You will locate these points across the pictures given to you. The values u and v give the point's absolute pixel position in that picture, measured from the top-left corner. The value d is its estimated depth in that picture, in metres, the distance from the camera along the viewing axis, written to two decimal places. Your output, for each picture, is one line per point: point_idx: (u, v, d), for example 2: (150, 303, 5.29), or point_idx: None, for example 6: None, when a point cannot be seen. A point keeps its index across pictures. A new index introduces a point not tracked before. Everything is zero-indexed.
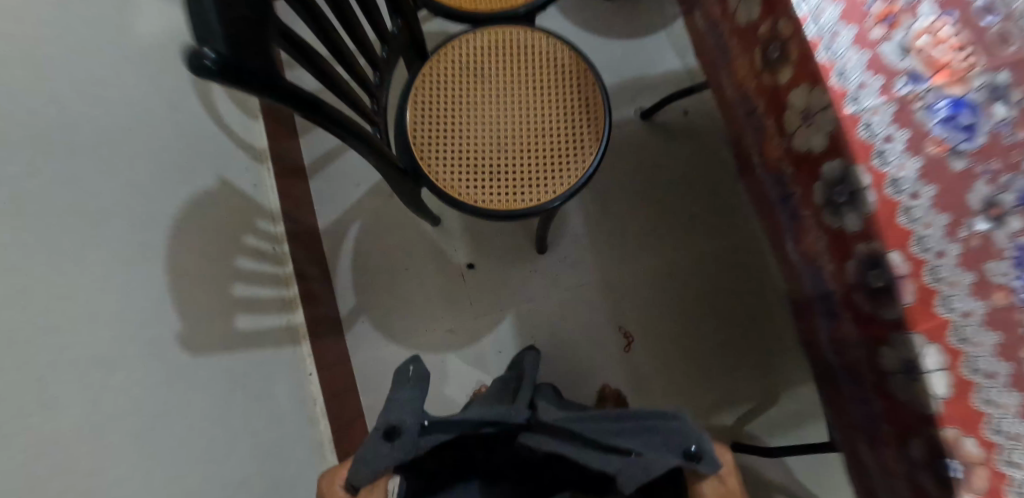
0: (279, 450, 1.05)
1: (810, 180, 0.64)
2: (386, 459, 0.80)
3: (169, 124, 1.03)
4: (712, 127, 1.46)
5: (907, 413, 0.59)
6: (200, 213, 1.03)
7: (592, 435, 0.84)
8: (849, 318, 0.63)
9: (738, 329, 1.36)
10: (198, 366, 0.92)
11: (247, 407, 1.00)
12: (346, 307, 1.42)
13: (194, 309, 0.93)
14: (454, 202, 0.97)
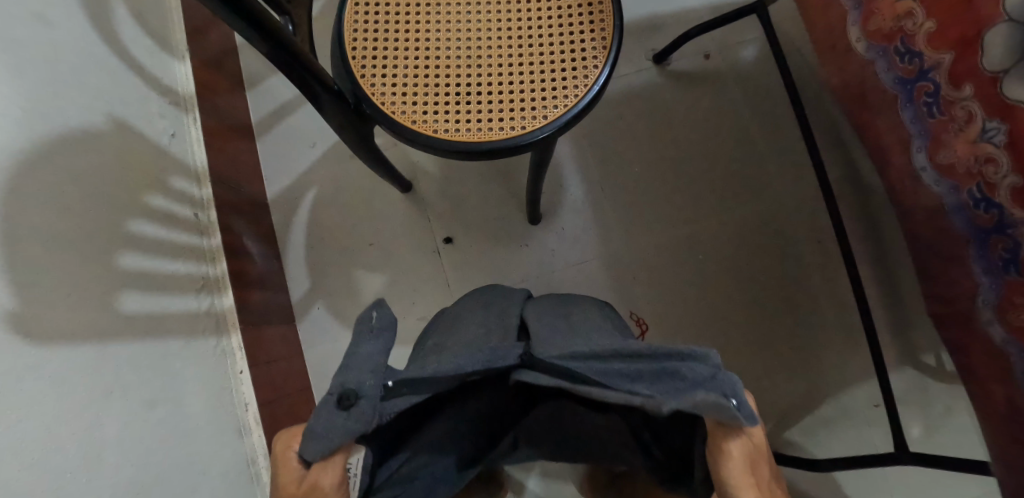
0: (188, 474, 0.79)
1: (976, 63, 0.51)
2: (340, 435, 0.57)
3: (25, 44, 0.76)
4: (745, 71, 1.16)
5: None
6: (68, 158, 0.77)
7: (594, 375, 0.60)
8: None
9: (781, 314, 1.09)
10: (45, 365, 0.66)
11: (136, 417, 0.75)
12: (297, 290, 1.15)
13: (38, 285, 0.67)
14: (410, 133, 0.72)
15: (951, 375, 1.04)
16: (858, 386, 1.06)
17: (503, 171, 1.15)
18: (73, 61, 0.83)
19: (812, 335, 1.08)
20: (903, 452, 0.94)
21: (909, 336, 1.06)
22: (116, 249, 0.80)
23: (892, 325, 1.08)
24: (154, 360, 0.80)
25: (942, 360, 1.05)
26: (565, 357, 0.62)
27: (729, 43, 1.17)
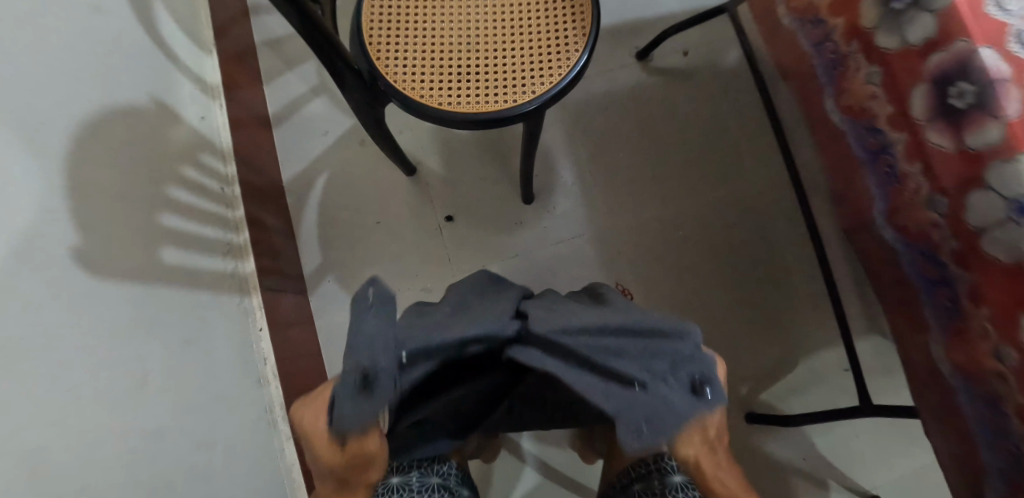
0: (213, 409, 0.89)
1: (855, 22, 0.63)
2: (370, 414, 0.60)
3: (86, 30, 0.88)
4: (719, 67, 1.28)
5: (987, 260, 0.55)
6: (118, 128, 0.89)
7: (585, 352, 0.62)
8: (919, 167, 0.60)
9: (754, 287, 1.19)
10: (101, 297, 0.76)
11: (173, 352, 0.85)
12: (309, 264, 1.25)
13: (96, 232, 0.78)
14: (416, 105, 0.84)
15: None
16: (822, 352, 1.17)
17: (501, 158, 1.26)
18: (123, 47, 0.95)
19: (781, 307, 1.18)
20: (867, 405, 1.03)
21: (874, 307, 1.15)
22: (156, 209, 0.91)
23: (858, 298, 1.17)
24: (187, 308, 0.91)
25: None
26: (560, 332, 0.64)
27: (706, 42, 1.29)
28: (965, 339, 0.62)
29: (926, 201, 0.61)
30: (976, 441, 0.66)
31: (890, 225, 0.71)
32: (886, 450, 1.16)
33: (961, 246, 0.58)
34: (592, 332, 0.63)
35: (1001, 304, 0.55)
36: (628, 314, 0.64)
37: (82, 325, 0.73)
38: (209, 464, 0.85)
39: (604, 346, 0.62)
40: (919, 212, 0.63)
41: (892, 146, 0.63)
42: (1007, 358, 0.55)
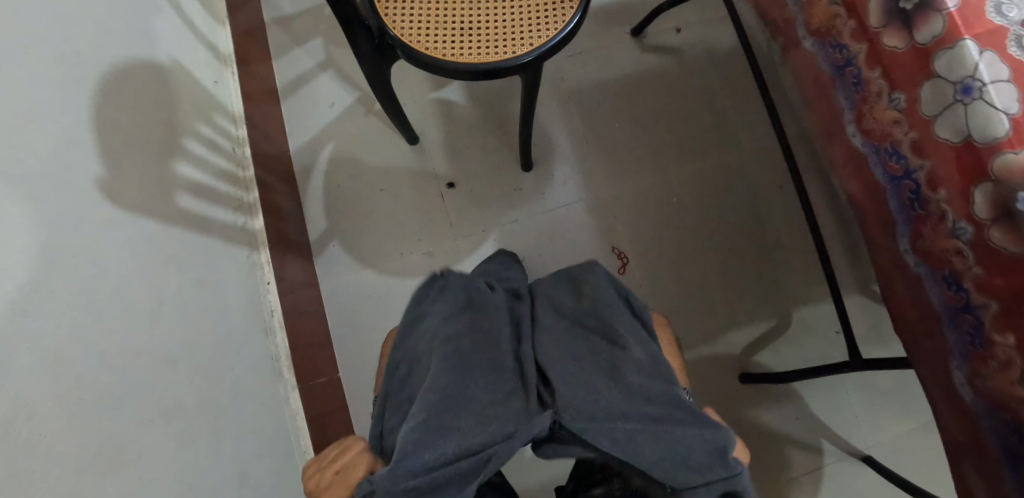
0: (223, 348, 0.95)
1: None
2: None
3: None
4: (711, 44, 1.33)
5: (947, 149, 0.51)
6: (139, 80, 0.94)
7: (620, 457, 0.63)
8: (874, 73, 0.57)
9: (744, 252, 1.24)
10: (116, 228, 0.82)
11: (184, 290, 0.90)
12: (315, 229, 1.28)
13: (116, 169, 0.84)
14: (421, 58, 0.92)
15: None
16: (811, 313, 1.21)
17: (502, 130, 1.31)
18: (145, 8, 1.01)
19: (771, 272, 1.23)
20: (857, 360, 1.05)
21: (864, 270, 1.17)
22: (176, 158, 0.97)
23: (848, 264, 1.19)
24: (201, 252, 0.96)
25: None
26: (592, 437, 0.64)
27: (697, 20, 1.35)
28: (919, 236, 0.55)
29: (886, 99, 0.56)
30: (942, 355, 0.57)
31: (849, 130, 0.62)
32: (879, 412, 1.18)
33: (917, 137, 0.54)
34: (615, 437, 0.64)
35: (963, 186, 0.50)
36: (658, 409, 0.65)
37: (101, 246, 0.79)
38: (216, 398, 0.90)
39: (639, 448, 0.63)
40: (876, 111, 0.58)
41: (850, 55, 0.60)
42: (968, 237, 0.51)
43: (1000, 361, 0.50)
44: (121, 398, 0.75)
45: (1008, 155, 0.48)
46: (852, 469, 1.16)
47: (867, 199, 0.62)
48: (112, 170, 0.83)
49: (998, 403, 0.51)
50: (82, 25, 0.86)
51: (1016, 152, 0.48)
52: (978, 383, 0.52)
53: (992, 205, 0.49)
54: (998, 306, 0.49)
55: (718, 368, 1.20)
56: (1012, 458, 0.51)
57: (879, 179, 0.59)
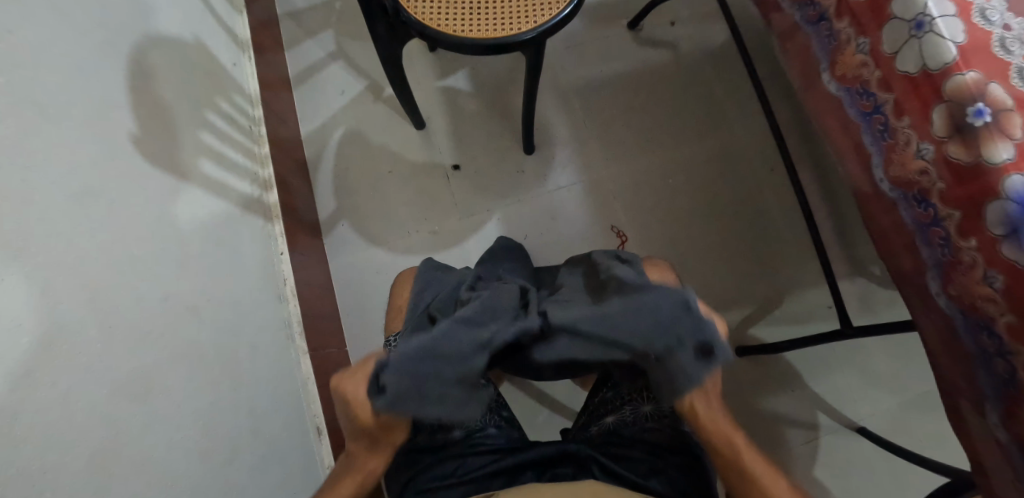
0: (243, 306, 1.00)
1: None
2: (398, 386, 0.65)
3: None
4: (702, 34, 1.39)
5: (908, 80, 0.57)
6: (167, 54, 1.01)
7: (598, 334, 0.67)
8: (846, 24, 0.63)
9: (738, 231, 1.29)
10: (151, 182, 0.88)
11: (209, 247, 0.96)
12: (325, 209, 1.33)
13: (149, 129, 0.90)
14: (432, 34, 0.98)
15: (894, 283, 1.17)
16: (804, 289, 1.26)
17: (504, 116, 1.37)
18: None
19: (765, 251, 1.28)
20: (850, 329, 1.07)
21: (855, 247, 1.20)
22: (199, 128, 1.03)
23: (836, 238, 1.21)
24: (223, 217, 1.02)
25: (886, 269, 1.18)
26: (574, 320, 0.68)
27: (689, 12, 1.41)
28: (890, 163, 0.60)
29: (856, 44, 0.62)
30: (919, 271, 0.61)
31: (827, 79, 0.68)
32: (870, 386, 1.22)
33: (884, 74, 0.59)
34: (601, 325, 0.68)
35: (923, 113, 0.56)
36: (630, 287, 0.68)
37: (140, 196, 0.85)
38: (236, 351, 0.95)
39: (613, 323, 0.67)
40: (849, 57, 0.64)
41: (824, 11, 0.66)
42: (930, 155, 0.56)
43: (965, 264, 0.54)
44: (153, 336, 0.80)
45: (957, 76, 0.53)
46: (848, 439, 1.19)
47: (847, 143, 0.67)
48: (144, 128, 0.89)
49: (968, 303, 0.55)
50: None
51: (964, 74, 0.53)
52: (950, 289, 0.57)
53: (947, 121, 0.54)
54: (958, 214, 0.54)
55: None
56: (984, 350, 0.55)
57: (855, 118, 0.65)
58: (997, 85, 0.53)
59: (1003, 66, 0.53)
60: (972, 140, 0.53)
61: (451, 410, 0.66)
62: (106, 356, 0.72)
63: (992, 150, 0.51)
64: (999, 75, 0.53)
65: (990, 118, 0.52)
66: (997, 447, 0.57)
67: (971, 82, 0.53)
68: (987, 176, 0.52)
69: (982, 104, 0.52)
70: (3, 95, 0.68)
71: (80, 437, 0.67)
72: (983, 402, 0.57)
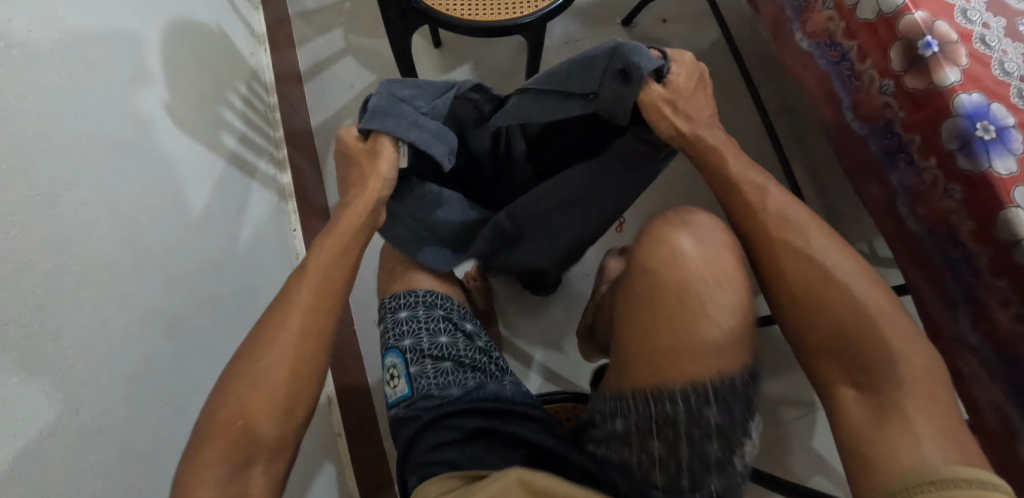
0: (256, 270, 1.08)
1: None
2: (377, 107, 0.78)
3: None
4: (692, 31, 1.45)
5: (868, 27, 0.63)
6: (199, 36, 1.09)
7: (545, 89, 0.78)
8: None
9: None
10: (181, 145, 0.97)
11: (228, 211, 1.04)
12: (334, 195, 1.38)
13: (181, 99, 0.99)
14: (441, 17, 1.05)
15: (882, 260, 1.21)
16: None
17: None
18: None
19: None
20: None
21: (841, 226, 1.24)
22: (220, 104, 1.11)
23: (823, 217, 1.26)
24: (241, 187, 1.10)
25: (873, 246, 1.22)
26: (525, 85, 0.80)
27: (682, 9, 1.47)
28: (859, 103, 0.67)
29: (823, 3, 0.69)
30: (891, 200, 0.67)
31: (801, 39, 0.75)
32: None
33: (847, 24, 0.65)
34: (547, 85, 0.78)
35: (881, 52, 0.62)
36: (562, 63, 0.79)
37: (172, 155, 0.94)
38: (248, 308, 1.03)
39: (553, 76, 0.77)
40: (817, 15, 0.70)
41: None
42: (891, 90, 0.62)
43: (929, 182, 0.60)
44: (177, 281, 0.87)
45: (908, 16, 0.59)
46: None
47: (825, 95, 0.73)
48: (177, 98, 0.98)
49: (935, 219, 0.61)
50: None
51: (913, 13, 0.59)
52: (918, 210, 0.63)
53: (903, 56, 0.60)
54: (919, 138, 0.60)
55: None
56: (952, 262, 0.60)
57: (826, 69, 0.71)
58: (942, 21, 0.58)
59: (946, 8, 0.59)
60: (924, 69, 0.58)
61: (422, 138, 0.77)
62: (137, 291, 0.79)
63: (941, 75, 0.57)
64: (944, 14, 0.59)
65: (937, 50, 0.57)
66: (974, 353, 0.62)
67: (919, 20, 0.59)
68: (939, 100, 0.57)
69: (930, 37, 0.58)
70: (58, 49, 0.76)
71: (114, 360, 0.74)
72: (956, 309, 0.63)
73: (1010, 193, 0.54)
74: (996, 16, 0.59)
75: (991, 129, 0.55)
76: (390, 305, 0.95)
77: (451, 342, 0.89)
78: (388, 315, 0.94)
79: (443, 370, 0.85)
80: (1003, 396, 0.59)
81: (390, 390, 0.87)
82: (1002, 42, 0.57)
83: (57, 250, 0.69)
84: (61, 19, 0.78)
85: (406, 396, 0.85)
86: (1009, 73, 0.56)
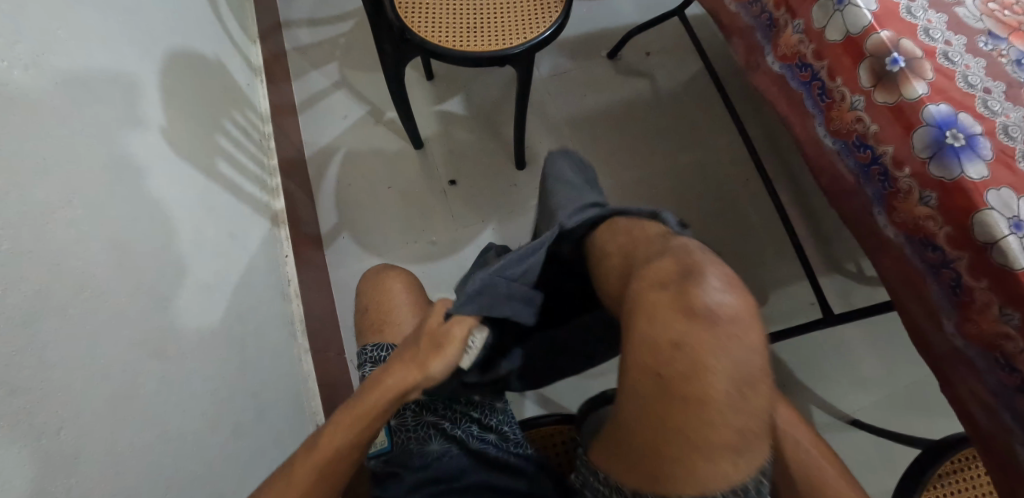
0: (247, 294, 1.09)
1: None
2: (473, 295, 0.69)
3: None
4: (676, 64, 1.49)
5: (837, 48, 0.65)
6: (194, 67, 1.12)
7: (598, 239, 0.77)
8: (783, 11, 0.72)
9: (720, 238, 1.34)
10: (175, 172, 0.99)
11: (221, 238, 1.06)
12: (327, 223, 1.40)
13: (176, 128, 1.01)
14: (434, 48, 1.08)
15: (869, 279, 1.25)
16: (787, 288, 1.29)
17: (496, 137, 1.45)
18: (200, 14, 1.20)
19: (749, 256, 1.32)
20: (830, 316, 1.12)
21: (830, 249, 1.28)
22: (215, 134, 1.13)
23: (812, 240, 1.29)
24: (233, 212, 1.12)
25: (860, 267, 1.26)
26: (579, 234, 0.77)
27: (666, 43, 1.52)
28: (831, 121, 0.68)
29: (791, 26, 0.71)
30: (866, 210, 0.68)
31: (772, 61, 0.76)
32: (860, 382, 1.22)
33: (817, 46, 0.67)
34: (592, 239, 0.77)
35: (852, 72, 0.64)
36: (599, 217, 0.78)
37: (165, 180, 0.95)
38: (241, 332, 1.03)
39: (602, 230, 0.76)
40: (787, 37, 0.72)
41: (763, 7, 0.75)
42: (862, 105, 0.63)
43: (903, 192, 0.62)
44: (168, 301, 0.88)
45: (875, 35, 0.62)
46: (847, 435, 1.19)
47: (797, 115, 0.75)
48: (170, 124, 1.00)
49: (912, 226, 0.62)
50: (156, 17, 1.05)
51: (879, 32, 0.62)
52: (895, 218, 0.64)
53: (872, 72, 0.62)
54: (891, 148, 0.61)
55: None
56: (933, 266, 0.62)
57: (797, 89, 0.73)
58: (906, 41, 0.61)
59: (910, 27, 0.62)
60: (893, 85, 0.60)
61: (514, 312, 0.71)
62: (128, 312, 0.80)
63: (908, 88, 0.59)
64: (908, 33, 0.61)
65: (904, 67, 0.60)
66: (956, 353, 0.63)
67: (884, 40, 0.61)
68: (907, 112, 0.59)
69: (897, 54, 0.60)
70: (57, 75, 0.78)
71: (101, 379, 0.73)
72: (938, 314, 0.64)
73: (983, 196, 0.56)
74: (957, 35, 0.62)
75: (959, 137, 0.57)
76: (371, 353, 0.90)
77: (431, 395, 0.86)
78: (367, 363, 0.90)
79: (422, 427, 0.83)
80: (993, 397, 0.61)
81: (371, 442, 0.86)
82: (964, 58, 0.60)
83: (49, 271, 0.70)
84: (59, 47, 0.80)
85: (384, 451, 0.84)
86: (972, 85, 0.59)
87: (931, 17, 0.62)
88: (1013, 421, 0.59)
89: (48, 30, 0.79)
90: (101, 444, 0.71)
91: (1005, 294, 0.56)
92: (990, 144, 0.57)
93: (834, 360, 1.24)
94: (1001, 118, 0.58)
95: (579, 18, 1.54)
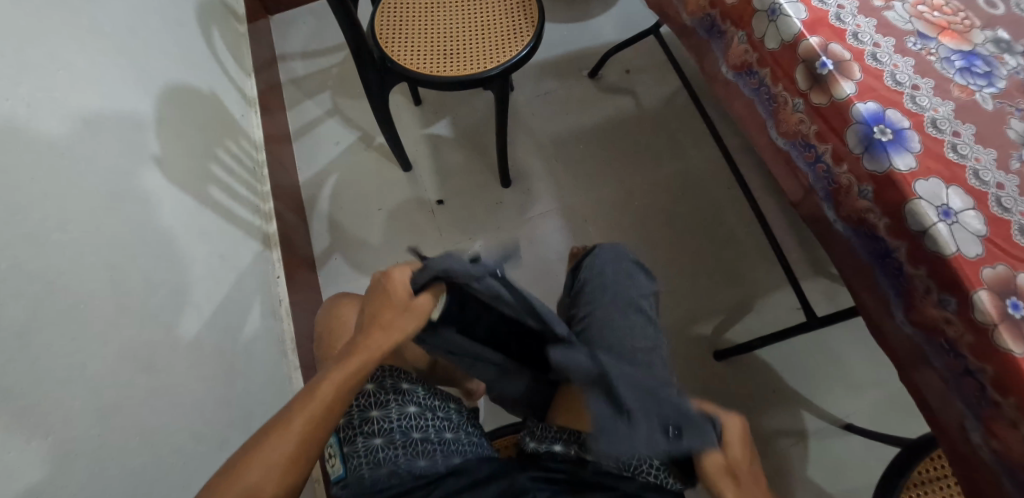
0: (239, 314, 1.12)
1: None
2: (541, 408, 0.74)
3: (170, 35, 1.19)
4: (655, 80, 1.53)
5: (779, 55, 0.68)
6: (185, 99, 1.17)
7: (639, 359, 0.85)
8: (729, 23, 0.74)
9: (709, 248, 1.36)
10: (165, 198, 1.03)
11: (212, 261, 1.09)
12: (320, 246, 1.43)
13: (166, 157, 1.06)
14: (413, 75, 1.13)
15: None
16: (772, 296, 1.31)
17: (483, 157, 1.49)
18: (193, 50, 1.26)
19: (735, 263, 1.34)
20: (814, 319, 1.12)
21: (815, 253, 1.30)
22: (207, 162, 1.17)
23: (798, 245, 1.31)
24: (225, 236, 1.16)
25: None
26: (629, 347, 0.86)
27: (645, 62, 1.55)
28: (780, 123, 0.71)
29: (736, 37, 0.73)
30: (818, 207, 0.70)
31: (725, 70, 0.78)
32: (849, 383, 1.23)
33: (760, 55, 0.70)
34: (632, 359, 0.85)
35: (789, 78, 0.67)
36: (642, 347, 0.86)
37: (156, 206, 1.00)
38: (232, 353, 1.06)
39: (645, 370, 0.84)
40: (734, 48, 0.74)
41: (714, 19, 0.77)
42: (802, 107, 0.66)
43: (845, 187, 0.64)
44: (158, 318, 0.91)
45: (806, 41, 0.65)
46: (837, 438, 1.19)
47: (752, 121, 0.76)
48: (164, 153, 1.06)
49: (857, 219, 0.64)
50: (148, 54, 1.10)
51: (810, 39, 0.65)
52: (842, 213, 0.66)
53: (806, 76, 0.65)
54: (830, 146, 0.64)
55: (693, 350, 1.28)
56: (878, 256, 0.64)
57: (748, 96, 0.75)
58: (836, 45, 0.64)
59: (839, 32, 0.65)
60: (827, 86, 0.63)
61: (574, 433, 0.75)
62: (111, 331, 0.82)
63: (838, 88, 0.62)
64: (837, 39, 0.64)
65: (831, 71, 0.63)
66: (910, 342, 0.64)
67: (813, 46, 0.64)
68: (839, 111, 0.62)
69: (826, 58, 0.64)
70: (43, 112, 0.83)
71: (85, 389, 0.76)
72: (890, 303, 0.65)
73: (911, 186, 0.58)
74: (886, 37, 0.65)
75: (887, 132, 0.60)
76: None
77: (383, 414, 0.85)
78: None
79: (373, 449, 0.82)
80: (944, 382, 0.62)
81: (330, 470, 0.85)
82: (892, 58, 0.63)
83: (35, 296, 0.74)
84: (47, 87, 0.84)
85: (340, 478, 0.82)
86: (900, 83, 0.62)
87: (861, 23, 0.65)
88: (965, 404, 0.60)
89: (35, 71, 0.83)
90: (87, 454, 0.74)
91: (942, 279, 0.58)
92: (918, 137, 0.60)
93: (821, 364, 1.25)
94: (930, 112, 0.61)
95: (564, 41, 1.59)
